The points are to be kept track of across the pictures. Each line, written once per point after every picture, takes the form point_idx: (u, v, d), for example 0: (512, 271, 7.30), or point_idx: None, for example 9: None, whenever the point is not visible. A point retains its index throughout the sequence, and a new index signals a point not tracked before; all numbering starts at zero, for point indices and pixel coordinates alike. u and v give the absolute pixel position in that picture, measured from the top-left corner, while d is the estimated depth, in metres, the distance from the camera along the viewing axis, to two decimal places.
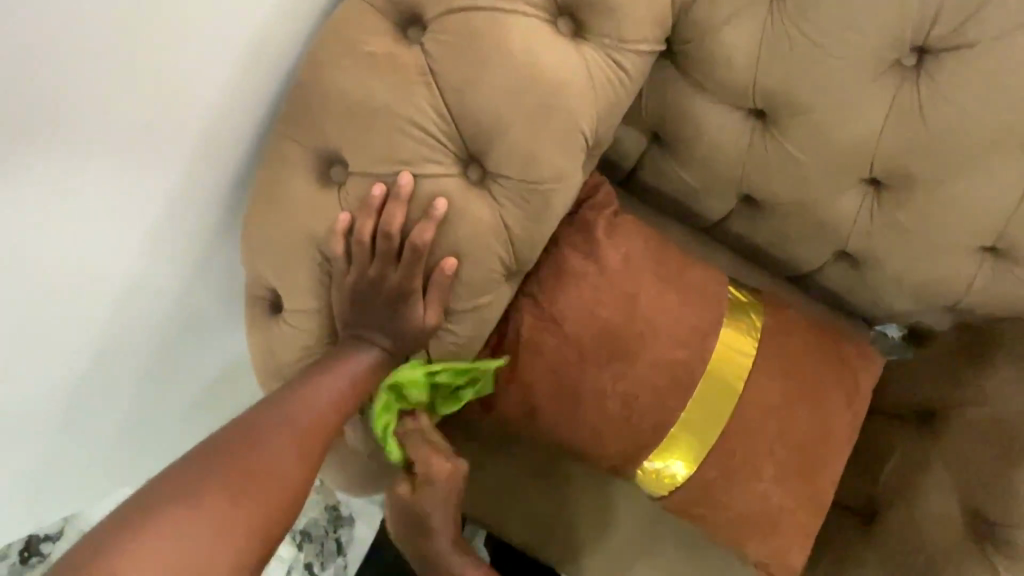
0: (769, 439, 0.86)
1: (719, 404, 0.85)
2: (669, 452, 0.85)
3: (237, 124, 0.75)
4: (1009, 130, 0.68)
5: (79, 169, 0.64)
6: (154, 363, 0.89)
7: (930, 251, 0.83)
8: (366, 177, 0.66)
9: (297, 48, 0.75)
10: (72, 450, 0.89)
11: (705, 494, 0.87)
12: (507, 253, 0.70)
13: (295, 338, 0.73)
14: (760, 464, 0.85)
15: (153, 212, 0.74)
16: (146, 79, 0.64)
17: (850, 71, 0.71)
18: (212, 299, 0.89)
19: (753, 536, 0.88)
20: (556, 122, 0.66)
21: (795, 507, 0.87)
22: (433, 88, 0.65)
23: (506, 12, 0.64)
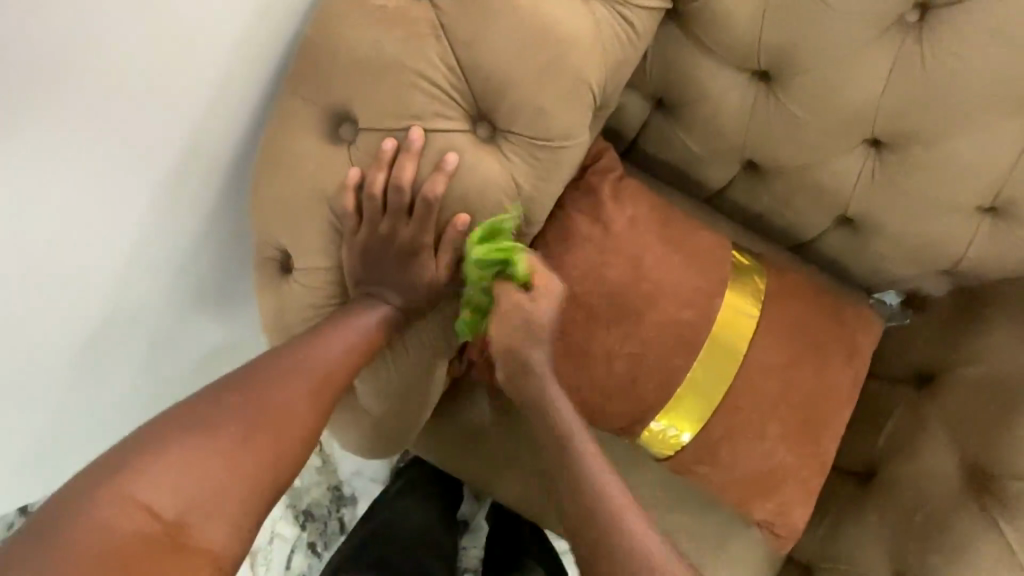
0: (772, 398, 0.87)
1: (723, 364, 0.86)
2: (675, 413, 0.87)
3: (245, 82, 0.75)
4: (1008, 85, 0.70)
5: (85, 120, 0.64)
6: (162, 329, 0.89)
7: (930, 212, 0.84)
8: (377, 133, 0.67)
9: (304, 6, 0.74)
10: (77, 414, 0.89)
11: (709, 454, 0.89)
12: (516, 209, 0.71)
13: (306, 297, 0.73)
14: (764, 423, 0.87)
15: (162, 176, 0.74)
16: (153, 40, 0.64)
17: (853, 27, 0.71)
18: (218, 264, 0.89)
19: (756, 495, 0.90)
20: (565, 77, 0.66)
21: (797, 465, 0.89)
22: (443, 43, 0.65)
23: None
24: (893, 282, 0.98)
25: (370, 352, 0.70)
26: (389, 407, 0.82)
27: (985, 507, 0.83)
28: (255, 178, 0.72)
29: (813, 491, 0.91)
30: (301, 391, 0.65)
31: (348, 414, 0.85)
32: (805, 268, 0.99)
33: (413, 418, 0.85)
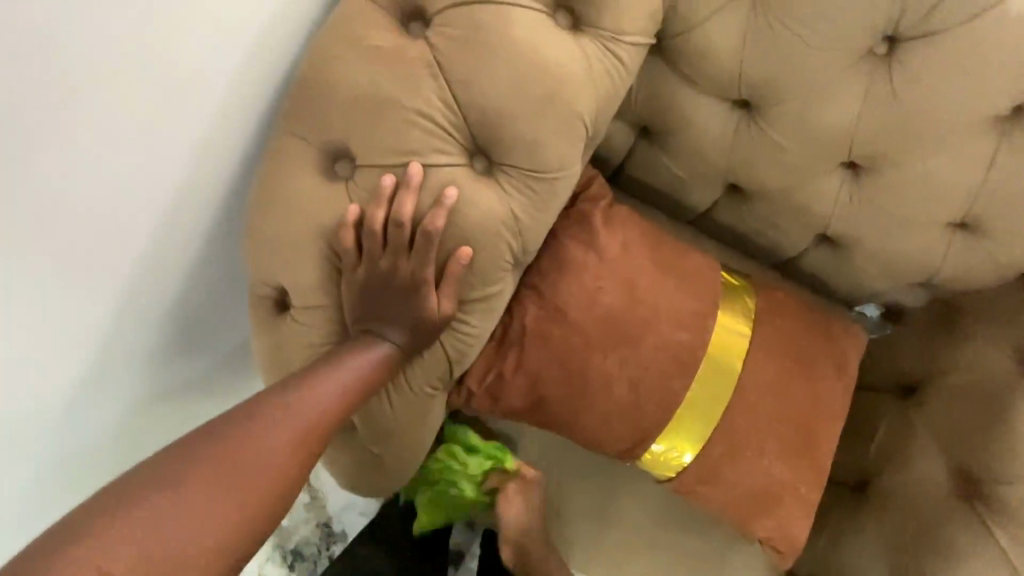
0: (769, 415, 0.88)
1: (720, 384, 0.87)
2: (675, 435, 0.88)
3: (242, 115, 0.74)
4: (970, 110, 0.74)
5: (81, 157, 0.63)
6: (150, 371, 0.87)
7: (906, 229, 0.88)
8: (376, 170, 0.68)
9: (299, 40, 0.75)
10: (70, 467, 0.84)
11: (711, 473, 0.89)
12: (515, 239, 0.72)
13: (304, 334, 0.72)
14: (762, 441, 0.88)
15: (153, 218, 0.73)
16: (141, 81, 0.63)
17: (827, 59, 0.75)
18: (211, 297, 0.87)
19: (757, 512, 0.91)
20: (559, 111, 0.68)
21: (795, 481, 0.90)
22: (439, 80, 0.66)
23: (509, 5, 0.66)
24: (873, 295, 1.02)
25: (366, 390, 0.69)
26: (389, 442, 0.80)
27: (978, 512, 0.86)
28: (251, 216, 0.72)
29: (809, 506, 0.92)
30: (297, 433, 0.63)
31: (345, 448, 0.82)
32: (790, 286, 1.02)
33: (412, 454, 0.83)
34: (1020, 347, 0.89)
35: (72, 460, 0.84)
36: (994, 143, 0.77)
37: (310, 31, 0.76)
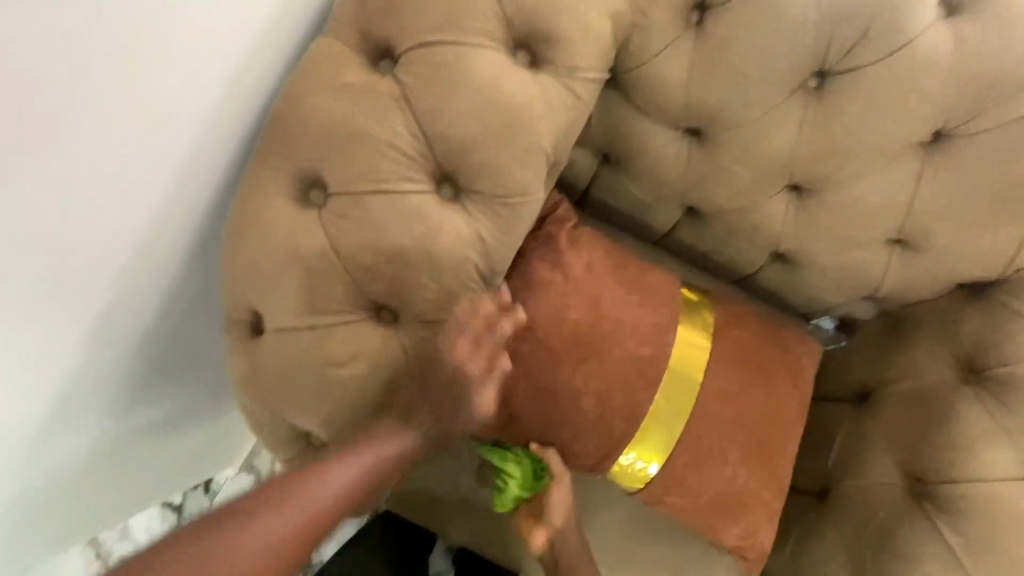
0: (730, 424, 0.93)
1: (683, 396, 0.91)
2: (641, 446, 0.91)
3: (233, 120, 0.77)
4: (894, 137, 0.81)
5: (88, 163, 0.64)
6: (120, 386, 0.89)
7: (848, 246, 0.94)
8: (348, 197, 0.71)
9: (289, 50, 0.79)
10: (42, 461, 0.85)
11: (678, 481, 0.93)
12: (482, 260, 0.76)
13: (277, 356, 0.74)
14: (723, 449, 0.92)
15: (132, 242, 0.74)
16: (136, 114, 0.65)
17: (766, 91, 0.81)
18: (190, 297, 0.90)
19: (723, 519, 0.94)
20: (520, 140, 0.73)
21: (758, 486, 0.94)
22: (407, 113, 0.71)
23: (471, 45, 0.71)
24: (825, 308, 1.08)
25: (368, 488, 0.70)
26: None
27: (926, 512, 0.90)
28: (227, 243, 0.74)
29: (772, 510, 0.96)
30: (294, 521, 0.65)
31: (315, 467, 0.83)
32: (748, 301, 1.07)
33: None
34: (958, 352, 0.95)
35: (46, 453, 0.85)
36: (920, 166, 0.84)
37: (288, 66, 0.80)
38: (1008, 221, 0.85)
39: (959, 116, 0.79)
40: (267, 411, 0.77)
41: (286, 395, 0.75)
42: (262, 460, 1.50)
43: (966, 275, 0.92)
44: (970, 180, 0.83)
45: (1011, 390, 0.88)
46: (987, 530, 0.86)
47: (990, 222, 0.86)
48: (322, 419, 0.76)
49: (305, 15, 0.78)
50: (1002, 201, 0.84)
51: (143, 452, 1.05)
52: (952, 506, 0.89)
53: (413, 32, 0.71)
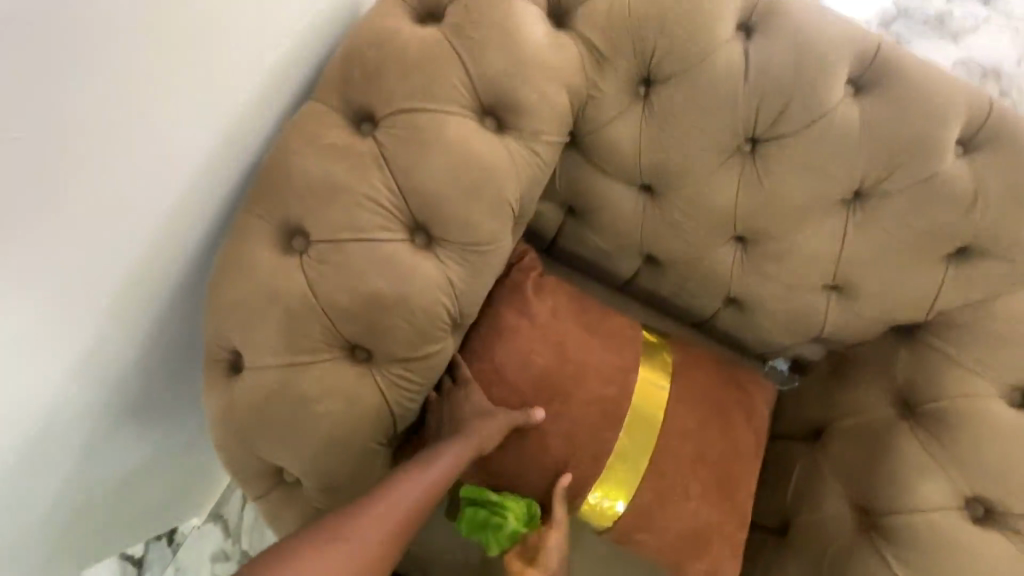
0: (690, 460, 0.97)
1: (646, 433, 0.96)
2: (608, 484, 0.95)
3: (240, 136, 0.84)
4: (820, 194, 0.92)
5: (108, 163, 0.68)
6: (94, 433, 0.88)
7: (791, 291, 1.03)
8: (328, 244, 0.77)
9: (292, 79, 0.87)
10: (27, 491, 0.83)
11: (643, 519, 0.96)
12: (452, 302, 0.82)
13: (253, 394, 0.77)
14: (687, 485, 0.96)
15: (123, 276, 0.78)
16: (142, 151, 0.71)
17: (707, 154, 0.92)
18: (180, 320, 0.92)
19: (688, 556, 0.97)
20: (487, 194, 0.80)
21: (720, 520, 0.98)
22: (385, 170, 0.79)
23: (443, 111, 0.80)
24: (776, 350, 1.15)
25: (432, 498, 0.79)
26: (336, 500, 0.82)
27: (876, 545, 0.96)
28: (212, 285, 0.79)
29: (735, 542, 0.99)
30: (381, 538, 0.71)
31: (287, 506, 0.84)
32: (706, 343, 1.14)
33: None
34: (895, 389, 1.02)
35: (32, 482, 0.82)
36: (845, 219, 0.94)
37: (277, 123, 0.89)
38: (926, 268, 0.95)
39: (874, 177, 0.90)
40: (243, 448, 0.79)
41: (262, 431, 0.77)
42: (229, 510, 1.47)
43: (896, 317, 1.01)
44: (889, 232, 0.93)
45: (942, 423, 0.96)
46: (931, 558, 0.92)
47: (911, 269, 0.95)
48: (297, 456, 0.78)
49: (303, 57, 0.87)
50: (918, 251, 0.94)
51: (110, 502, 1.02)
52: (898, 537, 0.94)
53: (392, 99, 0.80)
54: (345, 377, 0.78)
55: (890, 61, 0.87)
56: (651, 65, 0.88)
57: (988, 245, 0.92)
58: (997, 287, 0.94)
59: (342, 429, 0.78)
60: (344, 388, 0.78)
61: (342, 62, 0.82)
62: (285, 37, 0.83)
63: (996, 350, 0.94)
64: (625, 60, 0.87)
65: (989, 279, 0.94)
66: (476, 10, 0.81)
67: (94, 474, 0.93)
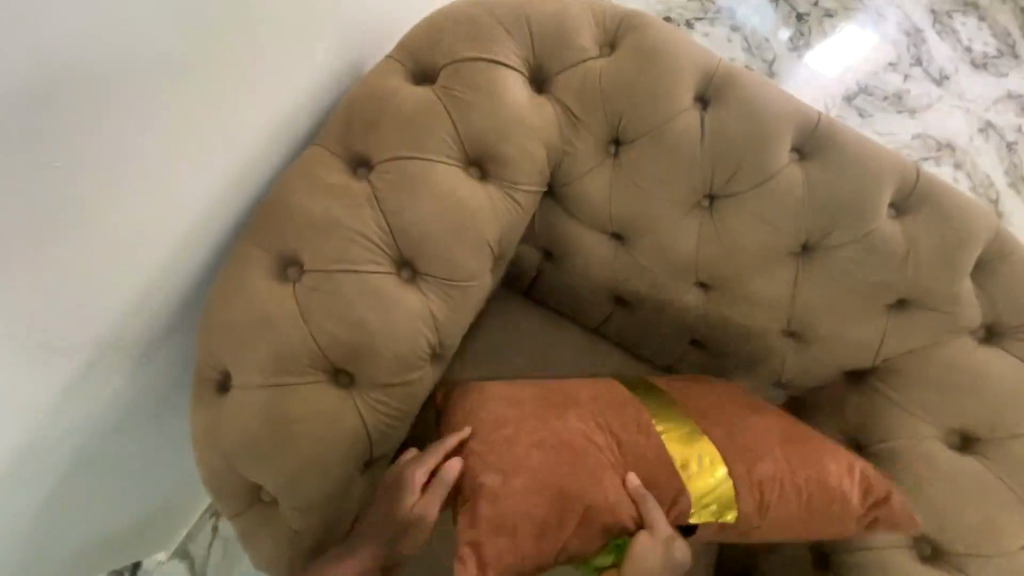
0: (747, 428, 0.92)
1: (684, 429, 0.90)
2: (699, 486, 0.86)
3: (256, 153, 0.92)
4: (772, 246, 1.01)
5: (134, 170, 0.76)
6: (80, 449, 0.91)
7: (750, 335, 1.11)
8: (320, 274, 0.84)
9: (305, 110, 0.97)
10: (9, 502, 0.85)
11: (755, 492, 0.87)
12: (432, 331, 0.88)
13: (240, 413, 0.81)
14: (772, 458, 0.89)
15: (129, 289, 0.83)
16: (159, 166, 0.79)
17: (671, 207, 1.01)
18: (178, 340, 0.97)
19: (820, 520, 0.89)
20: (469, 235, 0.88)
21: (811, 441, 0.93)
22: (377, 210, 0.87)
23: (433, 160, 0.89)
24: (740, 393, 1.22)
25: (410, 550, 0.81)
26: (313, 519, 0.85)
27: None
28: (209, 309, 0.85)
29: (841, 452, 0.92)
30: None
31: (264, 529, 0.86)
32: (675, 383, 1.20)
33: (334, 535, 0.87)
34: (849, 432, 1.09)
35: (14, 493, 0.85)
36: (796, 270, 1.04)
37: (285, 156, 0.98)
38: (870, 317, 1.04)
39: (819, 233, 1.00)
40: (227, 466, 0.82)
41: (246, 449, 0.81)
42: (198, 544, 1.45)
43: (847, 362, 1.08)
44: (836, 283, 1.02)
45: (890, 463, 1.02)
46: None
47: (857, 318, 1.04)
48: (277, 475, 0.81)
49: (312, 97, 0.97)
50: (862, 301, 1.03)
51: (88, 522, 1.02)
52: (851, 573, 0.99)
53: (387, 148, 0.89)
54: (327, 400, 0.83)
55: (830, 133, 0.99)
56: (619, 127, 0.99)
57: (923, 298, 1.01)
58: (933, 337, 1.03)
59: (322, 448, 0.82)
60: (326, 410, 0.83)
61: (344, 113, 0.92)
62: (301, 70, 0.92)
63: (938, 395, 1.02)
64: (597, 122, 0.98)
65: (927, 329, 1.03)
66: (465, 74, 0.92)
67: (75, 491, 0.95)
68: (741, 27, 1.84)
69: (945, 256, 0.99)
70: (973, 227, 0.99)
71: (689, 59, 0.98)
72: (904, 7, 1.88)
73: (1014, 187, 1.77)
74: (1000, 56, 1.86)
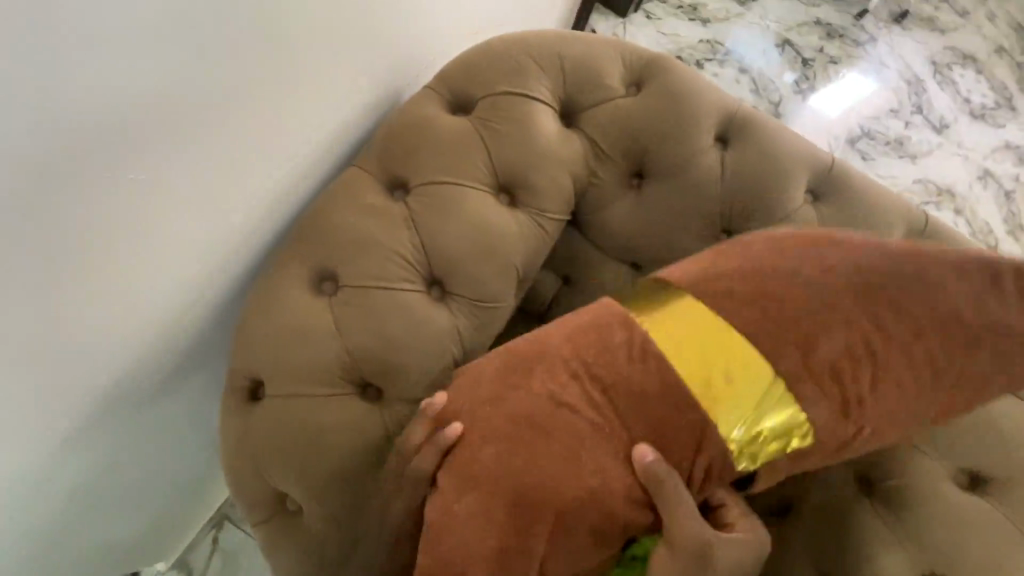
0: (801, 315, 0.77)
1: (695, 357, 0.76)
2: (738, 421, 0.75)
3: (283, 171, 0.94)
4: None
5: (164, 200, 0.77)
6: (108, 451, 0.93)
7: None
8: (354, 290, 0.87)
9: (339, 132, 1.00)
10: (38, 502, 0.86)
11: (816, 388, 0.75)
12: (458, 347, 0.91)
13: (271, 420, 0.84)
14: (841, 335, 0.77)
15: (136, 302, 0.82)
16: (172, 178, 0.77)
17: (690, 238, 1.04)
18: (210, 348, 0.99)
19: (927, 384, 0.79)
20: (497, 257, 0.92)
21: (881, 278, 0.80)
22: (411, 230, 0.91)
23: (466, 185, 0.93)
24: None
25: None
26: (330, 531, 0.84)
27: None
28: (245, 318, 0.88)
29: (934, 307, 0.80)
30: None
31: (284, 538, 0.87)
32: None
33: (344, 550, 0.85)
34: (857, 467, 1.11)
35: (45, 492, 0.86)
36: None
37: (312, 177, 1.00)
38: None
39: None
40: (257, 473, 0.85)
41: (277, 458, 0.83)
42: (197, 556, 1.45)
43: None
44: None
45: (901, 504, 1.04)
46: None
47: None
48: (302, 485, 0.83)
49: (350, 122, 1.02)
50: None
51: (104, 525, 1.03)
52: None
53: (423, 172, 0.94)
54: (355, 413, 0.85)
55: (842, 177, 1.04)
56: (643, 161, 1.04)
57: None
58: None
59: (343, 453, 0.83)
60: (352, 422, 0.85)
61: (384, 138, 0.97)
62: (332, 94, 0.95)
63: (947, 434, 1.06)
64: (621, 156, 1.03)
65: None
66: (501, 107, 0.98)
67: (97, 494, 0.97)
68: (751, 68, 1.92)
69: None
70: None
71: (710, 103, 1.04)
72: (905, 61, 1.98)
73: (1014, 236, 1.77)
74: (997, 107, 1.94)
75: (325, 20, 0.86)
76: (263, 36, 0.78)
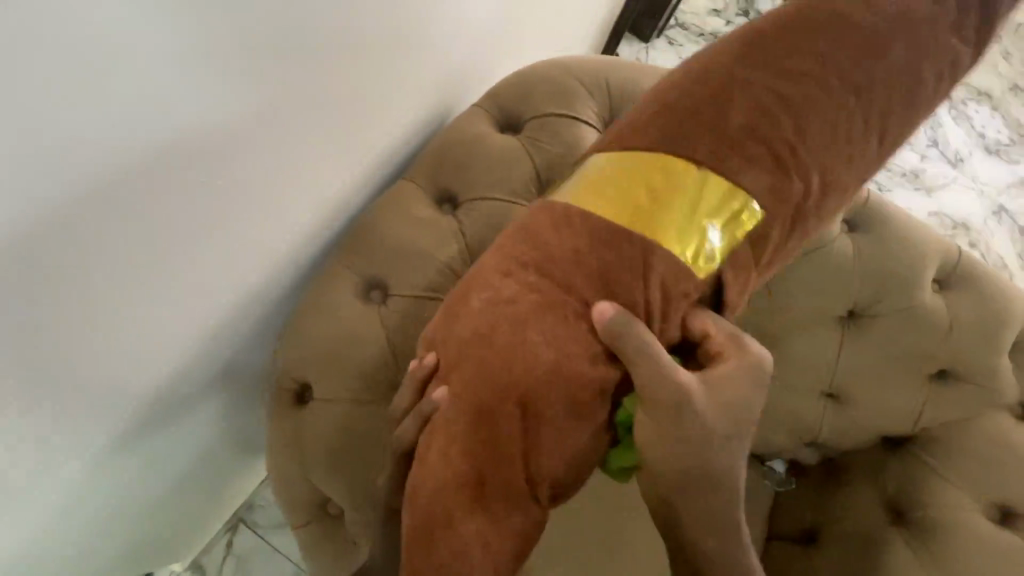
0: (703, 139, 0.71)
1: (623, 193, 0.70)
2: (686, 239, 0.69)
3: (314, 176, 0.89)
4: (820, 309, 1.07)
5: (198, 224, 0.73)
6: (158, 454, 0.96)
7: (792, 394, 1.15)
8: (405, 299, 0.89)
9: (372, 135, 0.97)
10: (89, 496, 0.88)
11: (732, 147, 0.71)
12: None
13: (318, 424, 0.85)
14: (743, 104, 0.72)
15: (131, 329, 0.73)
16: (176, 195, 0.67)
17: None
18: (253, 353, 1.00)
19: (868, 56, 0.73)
20: None
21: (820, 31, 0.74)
22: (461, 243, 0.93)
23: (516, 202, 0.96)
24: (775, 452, 1.25)
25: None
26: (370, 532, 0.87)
27: None
28: (294, 323, 0.89)
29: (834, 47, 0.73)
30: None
31: (329, 543, 0.90)
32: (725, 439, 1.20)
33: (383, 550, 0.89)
34: (885, 497, 1.11)
35: (95, 487, 0.88)
36: (841, 334, 1.08)
37: (345, 183, 0.97)
38: (910, 386, 1.08)
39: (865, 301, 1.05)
40: (303, 478, 0.86)
41: (323, 464, 0.85)
42: (212, 558, 1.44)
43: (885, 428, 1.12)
44: (880, 348, 1.07)
45: (931, 533, 1.03)
46: None
47: (895, 386, 1.08)
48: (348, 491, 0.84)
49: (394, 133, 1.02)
50: (903, 369, 1.07)
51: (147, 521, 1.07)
52: None
53: (473, 188, 0.96)
54: None
55: (878, 207, 1.06)
56: None
57: (965, 372, 1.05)
58: (972, 409, 1.07)
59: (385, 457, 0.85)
60: None
61: (432, 156, 1.00)
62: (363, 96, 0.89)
63: (980, 469, 1.04)
64: None
65: (967, 402, 1.06)
66: (551, 127, 1.00)
67: (139, 489, 0.98)
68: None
69: (986, 332, 1.04)
70: (1014, 308, 1.05)
71: None
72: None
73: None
74: (1011, 145, 2.00)
75: (355, 24, 0.78)
76: (289, 40, 0.69)
